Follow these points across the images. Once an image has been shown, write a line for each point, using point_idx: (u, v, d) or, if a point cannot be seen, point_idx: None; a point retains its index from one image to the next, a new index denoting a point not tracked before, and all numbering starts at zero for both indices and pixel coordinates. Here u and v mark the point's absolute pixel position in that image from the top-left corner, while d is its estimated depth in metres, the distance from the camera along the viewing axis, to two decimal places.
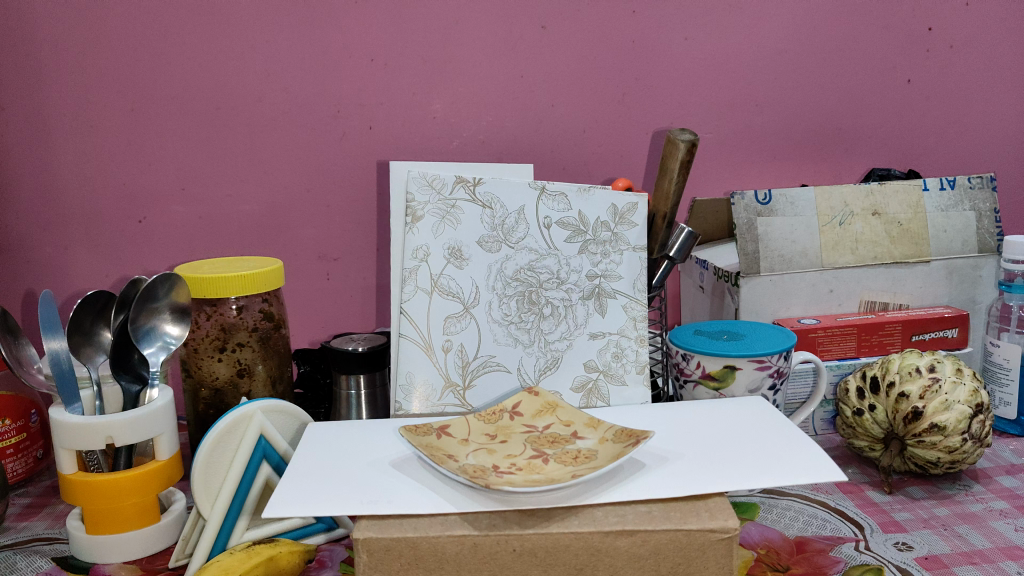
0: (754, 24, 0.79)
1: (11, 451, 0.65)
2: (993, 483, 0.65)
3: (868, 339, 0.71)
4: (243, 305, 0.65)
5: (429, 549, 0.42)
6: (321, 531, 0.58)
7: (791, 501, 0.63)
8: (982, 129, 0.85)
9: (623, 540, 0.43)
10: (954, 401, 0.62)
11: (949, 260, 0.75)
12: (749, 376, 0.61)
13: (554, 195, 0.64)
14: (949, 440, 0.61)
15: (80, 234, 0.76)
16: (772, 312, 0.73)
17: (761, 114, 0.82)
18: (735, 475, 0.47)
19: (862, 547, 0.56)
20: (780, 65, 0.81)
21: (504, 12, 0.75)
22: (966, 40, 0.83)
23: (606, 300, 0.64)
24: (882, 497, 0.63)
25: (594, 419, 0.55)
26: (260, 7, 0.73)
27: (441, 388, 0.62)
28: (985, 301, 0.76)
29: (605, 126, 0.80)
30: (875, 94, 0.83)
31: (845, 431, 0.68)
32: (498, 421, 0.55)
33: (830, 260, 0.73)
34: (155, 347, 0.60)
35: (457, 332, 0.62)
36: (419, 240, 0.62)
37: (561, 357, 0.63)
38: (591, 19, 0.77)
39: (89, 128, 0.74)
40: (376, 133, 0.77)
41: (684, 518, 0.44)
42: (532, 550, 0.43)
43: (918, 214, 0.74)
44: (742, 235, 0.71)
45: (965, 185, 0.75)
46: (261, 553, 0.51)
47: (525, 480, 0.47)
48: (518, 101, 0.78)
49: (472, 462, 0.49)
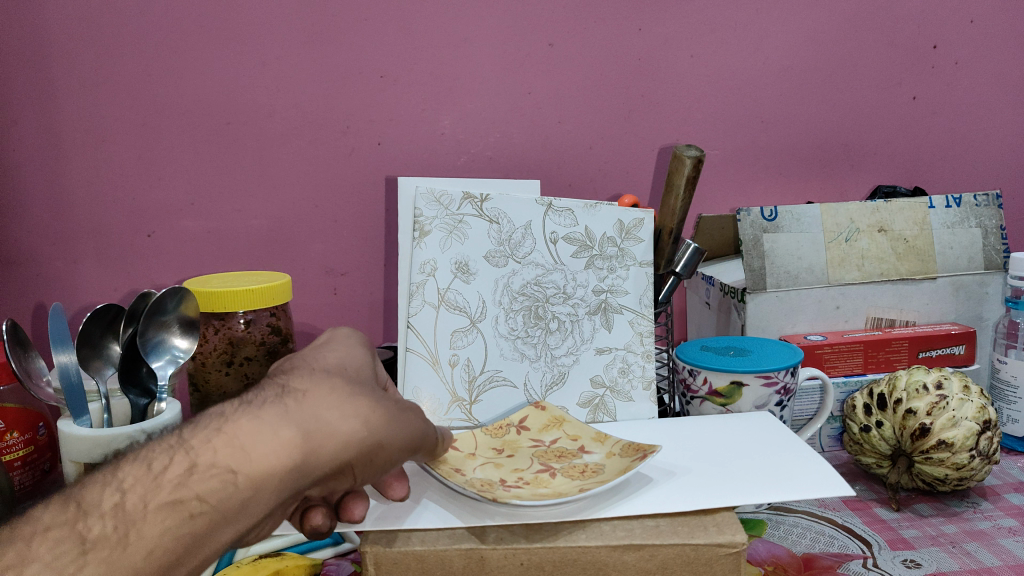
0: (759, 42, 0.80)
1: (19, 464, 0.63)
2: (1001, 500, 0.65)
3: (875, 356, 0.71)
4: (251, 319, 0.65)
5: (436, 562, 0.42)
6: (328, 545, 0.58)
7: (798, 518, 0.62)
8: (986, 146, 0.86)
9: (631, 554, 0.43)
10: (962, 418, 0.61)
11: (955, 276, 0.75)
12: (755, 392, 0.61)
13: (561, 210, 0.64)
14: (957, 457, 0.61)
15: (90, 249, 0.77)
16: (778, 329, 0.73)
17: (766, 131, 0.82)
18: (743, 491, 0.46)
19: (870, 564, 0.55)
20: (784, 82, 0.81)
21: (511, 30, 0.76)
22: (971, 56, 0.83)
23: (612, 315, 0.64)
24: (889, 514, 0.63)
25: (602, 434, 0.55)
26: (271, 23, 0.74)
27: (448, 402, 0.62)
28: (992, 318, 0.77)
29: (611, 143, 0.81)
30: (879, 111, 0.83)
31: (851, 447, 0.68)
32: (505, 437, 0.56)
33: (836, 276, 0.73)
34: (163, 360, 0.60)
35: (463, 346, 0.62)
36: (426, 255, 0.63)
37: (567, 373, 0.63)
38: (598, 37, 0.78)
39: (100, 143, 0.75)
40: (385, 149, 0.78)
41: (691, 532, 0.43)
42: (538, 564, 0.43)
43: (923, 230, 0.74)
44: (748, 250, 0.71)
45: (971, 202, 0.75)
46: (267, 565, 0.52)
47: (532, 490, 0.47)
48: (525, 117, 0.79)
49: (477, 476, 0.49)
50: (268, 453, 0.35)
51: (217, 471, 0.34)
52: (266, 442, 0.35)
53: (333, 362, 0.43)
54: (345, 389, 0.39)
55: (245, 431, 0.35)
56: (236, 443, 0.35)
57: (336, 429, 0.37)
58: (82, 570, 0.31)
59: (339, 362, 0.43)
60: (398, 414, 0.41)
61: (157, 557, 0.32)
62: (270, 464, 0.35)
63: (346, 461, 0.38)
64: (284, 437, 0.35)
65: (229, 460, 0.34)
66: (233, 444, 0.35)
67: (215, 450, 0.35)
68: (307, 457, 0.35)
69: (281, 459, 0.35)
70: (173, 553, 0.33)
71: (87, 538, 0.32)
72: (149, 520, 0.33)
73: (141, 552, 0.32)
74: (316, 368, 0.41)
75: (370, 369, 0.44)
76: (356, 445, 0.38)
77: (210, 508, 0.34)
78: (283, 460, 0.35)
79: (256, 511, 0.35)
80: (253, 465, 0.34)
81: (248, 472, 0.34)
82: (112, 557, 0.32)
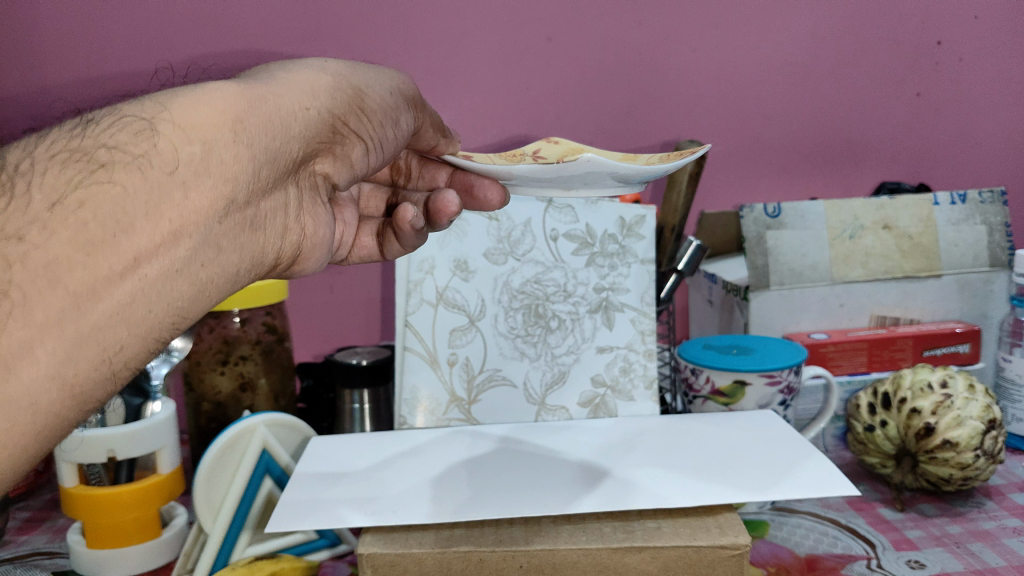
0: (762, 37, 0.79)
1: None
2: (1006, 500, 0.64)
3: (879, 354, 0.70)
4: (246, 319, 0.67)
5: (434, 565, 0.41)
6: (325, 547, 0.57)
7: (802, 519, 0.61)
8: (991, 143, 0.85)
9: (633, 556, 0.42)
10: (967, 417, 0.60)
11: (960, 273, 0.74)
12: (760, 391, 0.60)
13: (561, 207, 0.64)
14: (962, 457, 0.60)
15: None
16: (783, 327, 0.72)
17: (769, 127, 0.81)
18: (749, 489, 0.45)
19: (874, 565, 0.54)
20: (787, 77, 0.80)
21: (511, 25, 0.75)
22: (975, 53, 0.82)
23: (614, 313, 0.63)
24: (893, 515, 0.62)
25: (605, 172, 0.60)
26: None
27: (447, 402, 0.61)
28: (997, 316, 0.76)
29: (611, 139, 0.80)
30: (883, 106, 0.82)
31: (855, 447, 0.67)
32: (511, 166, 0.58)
33: (842, 273, 0.72)
34: (158, 359, 0.62)
35: (462, 345, 0.62)
36: (425, 253, 0.63)
37: (568, 372, 0.62)
38: (597, 31, 0.77)
39: None
40: None
41: (694, 534, 0.42)
42: (539, 567, 0.42)
43: (929, 227, 0.73)
44: (752, 247, 0.71)
45: (976, 199, 0.74)
46: (262, 568, 0.51)
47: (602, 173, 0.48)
48: (524, 113, 0.78)
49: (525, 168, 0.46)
50: (196, 104, 0.33)
51: (132, 124, 0.32)
52: (194, 102, 0.33)
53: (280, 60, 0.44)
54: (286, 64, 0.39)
55: (170, 93, 0.33)
56: (156, 100, 0.33)
57: (291, 84, 0.37)
58: None
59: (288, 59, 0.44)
60: (364, 74, 0.42)
61: (66, 210, 0.30)
62: (198, 110, 0.33)
63: (320, 116, 0.38)
64: (216, 93, 0.34)
65: (146, 110, 0.32)
66: (151, 101, 0.33)
67: (124, 112, 0.33)
68: (252, 101, 0.34)
69: (220, 103, 0.33)
70: (82, 212, 0.30)
71: None
72: (45, 172, 0.31)
73: (40, 204, 0.30)
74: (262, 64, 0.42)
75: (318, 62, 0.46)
76: (321, 97, 0.39)
77: (127, 158, 0.31)
78: (218, 106, 0.33)
79: (216, 173, 0.33)
80: (177, 113, 0.32)
81: (169, 118, 0.32)
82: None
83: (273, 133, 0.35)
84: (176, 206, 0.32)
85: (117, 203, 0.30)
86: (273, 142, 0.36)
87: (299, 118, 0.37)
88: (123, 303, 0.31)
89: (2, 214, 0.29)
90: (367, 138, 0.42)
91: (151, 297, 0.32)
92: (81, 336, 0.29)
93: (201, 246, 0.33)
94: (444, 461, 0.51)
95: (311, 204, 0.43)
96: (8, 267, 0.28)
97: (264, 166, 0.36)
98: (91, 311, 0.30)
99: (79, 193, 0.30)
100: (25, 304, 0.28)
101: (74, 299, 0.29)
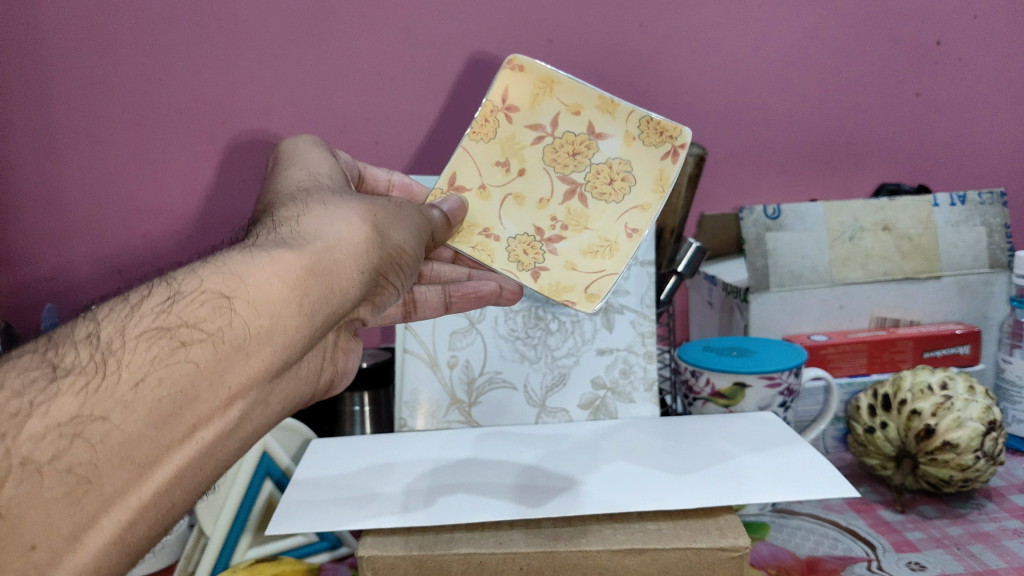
0: (762, 39, 0.79)
1: None
2: (1006, 501, 0.64)
3: (880, 356, 0.70)
4: None
5: (435, 567, 0.41)
6: (326, 549, 0.57)
7: (802, 521, 0.61)
8: (990, 143, 0.85)
9: (632, 558, 0.42)
10: (967, 418, 0.60)
11: (960, 274, 0.74)
12: (760, 393, 0.60)
13: None
14: (962, 458, 0.60)
15: (82, 247, 0.77)
16: (782, 329, 0.72)
17: (768, 128, 0.81)
18: (750, 490, 0.45)
19: (875, 567, 0.54)
20: (787, 79, 0.80)
21: (511, 26, 0.75)
22: (975, 52, 0.82)
23: (614, 315, 0.63)
24: (894, 517, 0.62)
25: (606, 102, 0.57)
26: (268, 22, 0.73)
27: (447, 405, 0.61)
28: (997, 316, 0.75)
29: None
30: (882, 107, 0.83)
31: (856, 448, 0.67)
32: (504, 134, 0.58)
33: (841, 275, 0.72)
34: None
35: (462, 347, 0.62)
36: None
37: (568, 374, 0.62)
38: (597, 34, 0.77)
39: (96, 142, 0.75)
40: (382, 147, 0.77)
41: (694, 536, 0.42)
42: (539, 568, 0.42)
43: (928, 228, 0.73)
44: (751, 249, 0.71)
45: (976, 200, 0.74)
46: None
47: (578, 238, 0.58)
48: None
49: (515, 233, 0.58)
50: (266, 276, 0.35)
51: (210, 299, 0.34)
52: (263, 271, 0.35)
53: (303, 179, 0.47)
54: (328, 208, 0.42)
55: (241, 262, 0.35)
56: (230, 273, 0.35)
57: (342, 238, 0.40)
58: (54, 400, 0.30)
59: (308, 177, 0.47)
60: (393, 218, 0.45)
61: (148, 388, 0.31)
62: (267, 284, 0.35)
63: (366, 274, 0.41)
64: (281, 263, 0.36)
65: (222, 286, 0.34)
66: (225, 272, 0.35)
67: (202, 281, 0.35)
68: (312, 270, 0.37)
69: (287, 278, 0.36)
70: (166, 395, 0.31)
71: (60, 367, 0.31)
72: (131, 350, 0.32)
73: (126, 384, 0.31)
74: (291, 188, 0.45)
75: (334, 173, 0.49)
76: (367, 254, 0.41)
77: (205, 337, 0.33)
78: (284, 279, 0.36)
79: (279, 338, 0.35)
80: (252, 290, 0.34)
81: (246, 297, 0.34)
82: (89, 387, 0.30)
83: (330, 300, 0.38)
84: (238, 373, 0.34)
85: (195, 379, 0.32)
86: (329, 309, 0.39)
87: (352, 279, 0.40)
88: (182, 468, 0.32)
89: (93, 395, 0.30)
90: (394, 283, 0.46)
91: (205, 461, 0.33)
92: (141, 494, 0.31)
93: (254, 405, 0.35)
94: (444, 463, 0.51)
95: (341, 338, 0.47)
96: (92, 448, 0.29)
97: (321, 327, 0.39)
98: (152, 478, 0.31)
99: (161, 371, 0.31)
100: (98, 484, 0.29)
101: (141, 470, 0.30)
